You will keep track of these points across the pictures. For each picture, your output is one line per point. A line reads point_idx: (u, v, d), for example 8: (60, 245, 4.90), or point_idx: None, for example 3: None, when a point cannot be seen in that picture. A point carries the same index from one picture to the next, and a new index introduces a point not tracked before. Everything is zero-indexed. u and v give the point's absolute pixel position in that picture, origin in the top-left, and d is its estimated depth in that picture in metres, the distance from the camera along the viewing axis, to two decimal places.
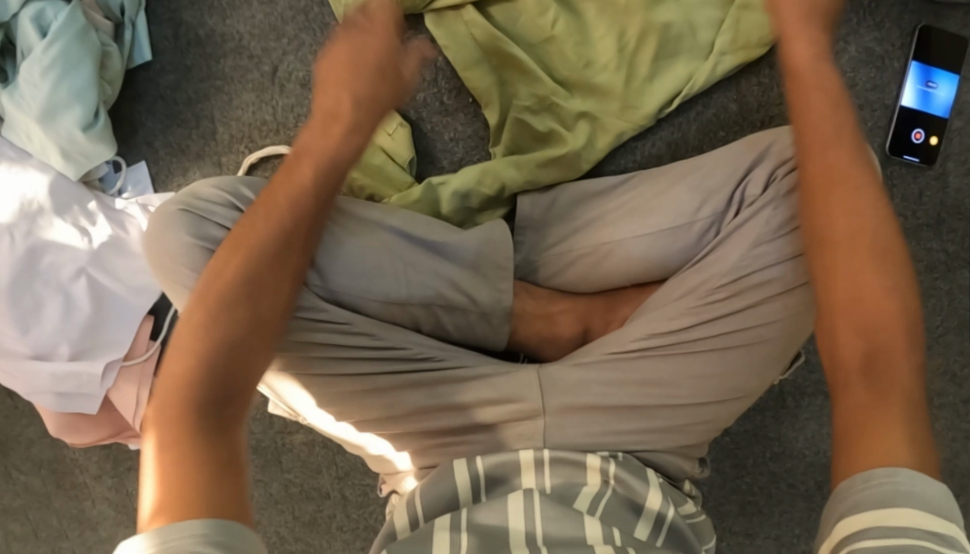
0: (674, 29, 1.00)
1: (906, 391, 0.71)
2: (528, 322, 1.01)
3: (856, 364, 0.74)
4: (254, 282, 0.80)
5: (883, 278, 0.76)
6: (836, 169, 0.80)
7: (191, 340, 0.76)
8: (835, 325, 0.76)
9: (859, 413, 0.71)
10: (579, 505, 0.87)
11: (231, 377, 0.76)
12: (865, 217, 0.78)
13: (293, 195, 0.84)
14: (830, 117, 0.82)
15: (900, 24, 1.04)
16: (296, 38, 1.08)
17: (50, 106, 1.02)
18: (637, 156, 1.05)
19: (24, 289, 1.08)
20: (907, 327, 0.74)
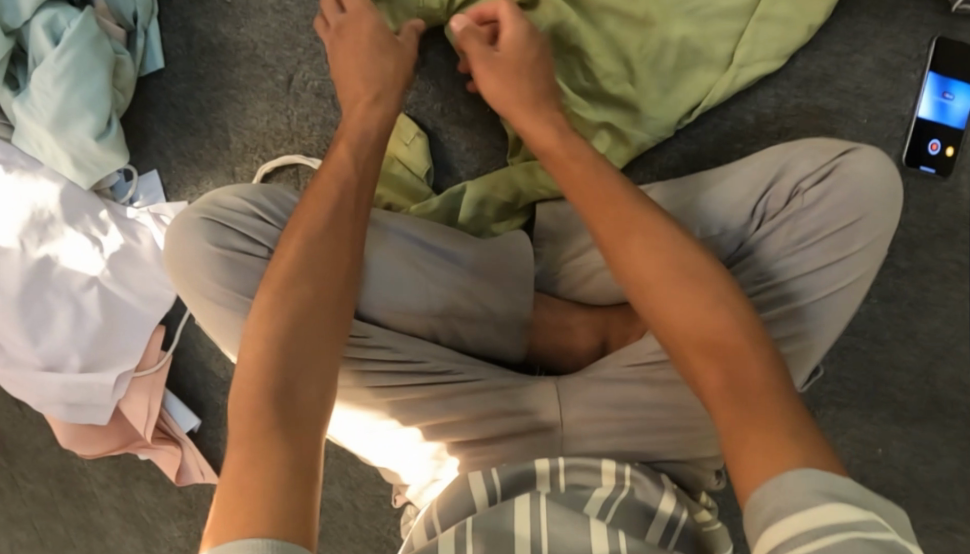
0: (692, 42, 1.01)
1: (777, 396, 0.70)
2: (547, 334, 1.02)
3: (715, 380, 0.72)
4: (314, 284, 0.81)
5: (716, 301, 0.76)
6: (628, 213, 0.82)
7: (260, 346, 0.76)
8: (691, 360, 0.75)
9: (748, 435, 0.68)
10: (590, 509, 0.86)
11: (300, 379, 0.75)
12: (661, 244, 0.80)
13: (339, 198, 0.86)
14: (587, 172, 0.86)
15: (916, 36, 1.05)
16: (311, 47, 1.07)
17: (62, 114, 1.01)
18: (655, 168, 1.06)
19: (35, 298, 1.07)
20: (746, 335, 0.74)
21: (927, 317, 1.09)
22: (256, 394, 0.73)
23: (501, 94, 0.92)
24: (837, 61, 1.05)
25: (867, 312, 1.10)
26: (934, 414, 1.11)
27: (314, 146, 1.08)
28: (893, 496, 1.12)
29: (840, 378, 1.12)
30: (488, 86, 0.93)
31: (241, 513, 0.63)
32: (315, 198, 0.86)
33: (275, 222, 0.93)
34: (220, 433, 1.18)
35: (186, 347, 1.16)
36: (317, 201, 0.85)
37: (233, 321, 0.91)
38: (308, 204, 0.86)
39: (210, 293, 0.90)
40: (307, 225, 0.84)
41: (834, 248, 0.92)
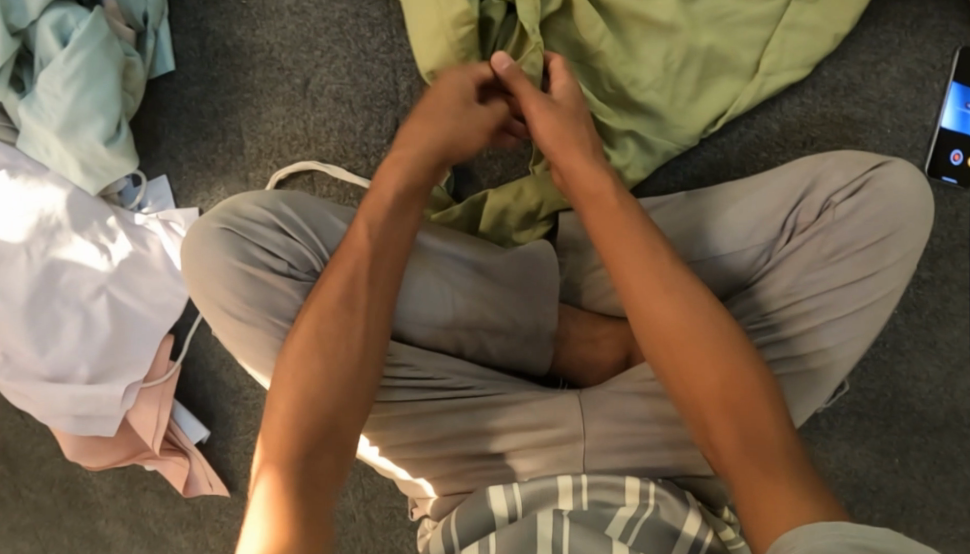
0: (718, 51, 1.00)
1: (791, 458, 0.74)
2: (573, 346, 1.03)
3: (728, 442, 0.76)
4: (340, 358, 0.82)
5: (738, 358, 0.79)
6: (649, 266, 0.83)
7: (284, 419, 0.78)
8: (707, 415, 0.78)
9: (761, 490, 0.72)
10: (611, 529, 0.87)
11: (321, 455, 0.78)
12: (684, 296, 0.81)
13: (373, 264, 0.85)
14: (616, 220, 0.86)
15: (941, 46, 1.04)
16: (329, 50, 1.05)
17: (70, 119, 0.98)
18: (679, 176, 1.06)
19: (42, 308, 1.04)
20: (760, 396, 0.77)
21: (946, 328, 1.09)
22: (279, 471, 0.76)
23: (552, 141, 0.91)
24: (863, 70, 1.04)
25: (888, 322, 1.10)
26: (952, 424, 1.11)
27: (331, 152, 1.05)
28: (911, 506, 1.12)
29: (860, 389, 1.11)
30: (541, 127, 0.91)
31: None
32: (342, 263, 0.85)
33: (297, 233, 0.89)
34: (230, 445, 1.15)
35: (197, 357, 1.13)
36: (346, 263, 0.84)
37: (250, 336, 0.88)
38: (337, 268, 0.85)
39: (228, 306, 0.88)
40: (338, 293, 0.84)
41: (866, 263, 0.92)
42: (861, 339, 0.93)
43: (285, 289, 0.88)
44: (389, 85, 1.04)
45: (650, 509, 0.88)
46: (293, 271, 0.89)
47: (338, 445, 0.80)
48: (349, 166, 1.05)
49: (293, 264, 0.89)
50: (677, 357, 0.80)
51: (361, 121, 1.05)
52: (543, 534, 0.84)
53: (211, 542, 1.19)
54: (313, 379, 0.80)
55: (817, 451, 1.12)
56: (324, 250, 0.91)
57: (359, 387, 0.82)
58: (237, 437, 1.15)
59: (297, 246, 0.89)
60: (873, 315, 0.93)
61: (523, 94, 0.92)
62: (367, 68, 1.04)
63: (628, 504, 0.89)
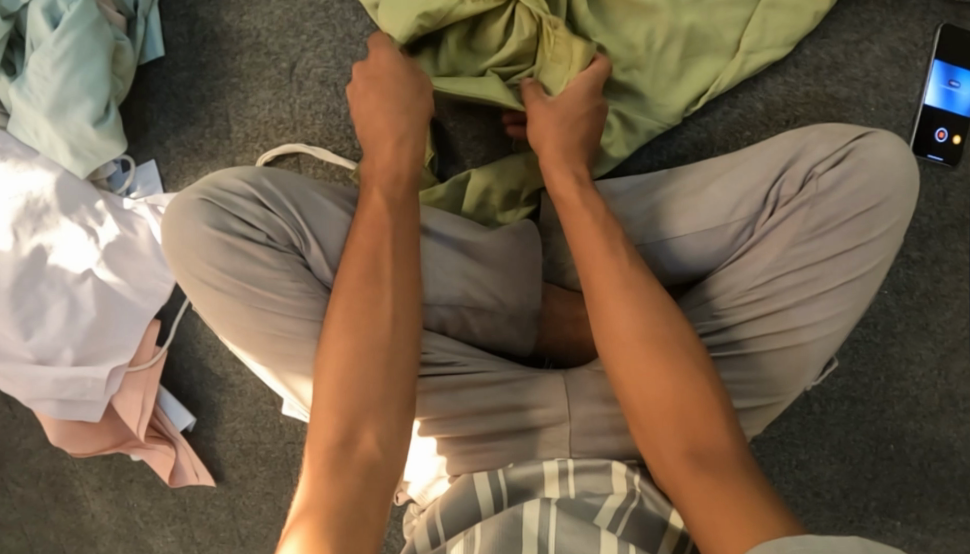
0: (700, 29, 1.00)
1: (741, 465, 0.79)
2: (557, 326, 1.02)
3: (686, 456, 0.80)
4: (364, 340, 0.84)
5: (700, 383, 0.83)
6: (617, 283, 0.87)
7: (328, 401, 0.82)
8: (654, 424, 0.83)
9: (705, 505, 0.76)
10: (601, 521, 0.86)
11: (360, 417, 0.82)
12: (641, 314, 0.86)
13: (376, 245, 0.87)
14: (592, 226, 0.91)
15: (923, 24, 1.04)
16: (314, 34, 1.06)
17: (59, 100, 0.99)
18: (663, 156, 1.06)
19: (27, 290, 1.04)
20: (713, 413, 0.82)
21: (939, 309, 1.08)
22: (321, 445, 0.80)
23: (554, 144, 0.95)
24: (846, 49, 1.05)
25: (880, 303, 1.08)
26: (948, 408, 1.09)
27: (317, 135, 1.07)
28: (908, 494, 1.10)
29: (853, 372, 1.09)
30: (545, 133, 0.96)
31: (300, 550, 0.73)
32: (356, 251, 0.87)
33: (275, 207, 0.89)
34: (216, 434, 1.14)
35: (183, 345, 1.12)
36: (359, 256, 0.87)
37: (229, 307, 0.88)
38: (349, 262, 0.87)
39: (207, 277, 0.88)
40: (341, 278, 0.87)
41: (852, 235, 0.92)
42: (845, 315, 0.93)
43: (264, 259, 0.87)
44: None
45: (636, 500, 0.88)
46: (272, 244, 0.88)
47: (381, 415, 0.83)
48: (335, 148, 1.07)
49: (272, 236, 0.88)
50: (643, 371, 0.84)
51: (346, 103, 1.06)
52: (529, 527, 0.83)
53: (197, 535, 1.17)
54: (328, 360, 0.84)
55: (810, 438, 1.10)
56: (305, 225, 0.90)
57: (373, 347, 0.84)
58: (223, 425, 1.14)
59: (276, 219, 0.88)
60: (861, 289, 0.93)
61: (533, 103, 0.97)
62: (352, 51, 1.06)
63: (617, 495, 0.88)
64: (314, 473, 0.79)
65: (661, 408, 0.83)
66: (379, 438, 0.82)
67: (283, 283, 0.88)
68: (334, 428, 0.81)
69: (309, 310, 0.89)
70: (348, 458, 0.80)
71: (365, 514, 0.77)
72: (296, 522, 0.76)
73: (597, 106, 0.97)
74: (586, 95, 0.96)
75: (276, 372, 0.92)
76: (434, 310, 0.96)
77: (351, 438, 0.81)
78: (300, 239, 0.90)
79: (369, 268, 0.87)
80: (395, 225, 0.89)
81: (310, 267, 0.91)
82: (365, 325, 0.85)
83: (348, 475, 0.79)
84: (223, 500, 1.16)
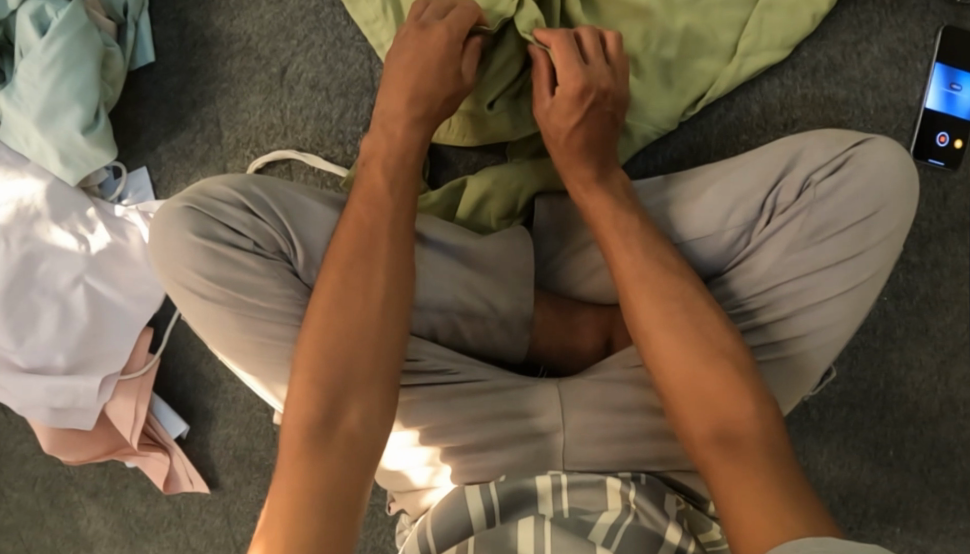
0: (695, 32, 0.99)
1: (767, 448, 0.78)
2: (550, 331, 1.00)
3: (715, 441, 0.79)
4: (351, 316, 0.83)
5: (726, 365, 0.83)
6: (639, 269, 0.88)
7: (314, 364, 0.80)
8: (681, 406, 0.83)
9: (740, 487, 0.75)
10: (595, 536, 0.86)
11: (348, 387, 0.80)
12: (664, 303, 0.86)
13: (370, 226, 0.86)
14: (607, 212, 0.92)
15: (922, 25, 1.03)
16: (305, 38, 1.05)
17: (49, 106, 0.99)
18: (659, 161, 1.05)
19: (19, 297, 1.03)
20: (741, 391, 0.81)
21: (939, 314, 1.07)
22: (300, 417, 0.78)
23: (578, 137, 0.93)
24: (845, 51, 1.03)
25: (879, 308, 1.07)
26: (948, 414, 1.08)
27: (308, 141, 1.06)
28: (907, 500, 1.09)
29: (851, 378, 1.08)
30: (555, 130, 0.94)
31: (276, 524, 0.72)
32: (348, 233, 0.86)
33: (262, 213, 0.88)
34: (210, 440, 1.14)
35: (176, 351, 1.12)
36: (357, 228, 0.86)
37: (217, 315, 0.87)
38: (344, 234, 0.86)
39: (194, 285, 0.87)
40: (339, 247, 0.86)
41: (849, 244, 0.91)
42: (844, 322, 0.92)
43: (250, 267, 0.87)
44: (365, 72, 1.05)
45: (630, 515, 0.87)
46: (259, 251, 0.88)
47: (366, 393, 0.81)
48: (326, 154, 1.06)
49: (259, 243, 0.88)
50: (666, 353, 0.85)
51: (337, 108, 1.05)
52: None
53: (191, 542, 1.17)
54: (320, 328, 0.82)
55: (809, 444, 1.09)
56: (292, 232, 0.89)
57: (363, 320, 0.83)
58: (217, 432, 1.13)
59: (264, 226, 0.87)
60: (859, 297, 0.92)
61: (539, 89, 0.94)
62: (342, 55, 1.05)
63: (611, 510, 0.88)
64: (293, 444, 0.77)
65: (687, 392, 0.83)
66: (363, 417, 0.80)
67: (271, 290, 0.87)
68: (318, 392, 0.79)
69: (299, 316, 0.88)
70: (331, 423, 0.78)
71: (345, 491, 0.75)
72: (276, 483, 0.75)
73: (592, 105, 0.92)
74: (575, 99, 0.91)
75: (265, 382, 0.91)
76: (424, 317, 0.95)
77: (334, 404, 0.79)
78: (287, 245, 0.89)
79: (366, 244, 0.85)
80: (394, 193, 0.88)
81: (298, 274, 0.90)
82: (356, 296, 0.83)
83: (329, 442, 0.78)
84: (217, 506, 1.15)
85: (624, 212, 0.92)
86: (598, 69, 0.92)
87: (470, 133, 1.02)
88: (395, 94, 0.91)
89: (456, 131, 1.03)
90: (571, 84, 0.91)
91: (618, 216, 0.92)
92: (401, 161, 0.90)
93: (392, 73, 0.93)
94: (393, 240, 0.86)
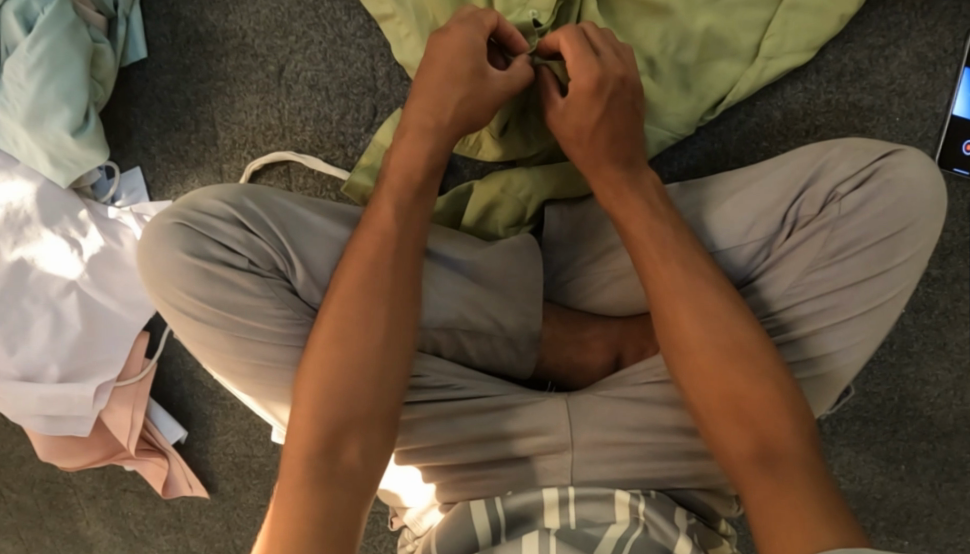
0: (715, 33, 0.94)
1: (805, 465, 0.75)
2: (558, 349, 0.97)
3: (749, 455, 0.77)
4: (352, 360, 0.80)
5: (768, 382, 0.79)
6: (678, 276, 0.84)
7: (314, 399, 0.78)
8: (716, 419, 0.80)
9: (774, 504, 0.73)
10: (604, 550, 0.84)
11: (350, 423, 0.78)
12: (702, 311, 0.82)
13: (373, 267, 0.82)
14: (640, 212, 0.87)
15: (953, 28, 0.98)
16: (303, 35, 1.00)
17: (36, 108, 0.94)
18: (674, 168, 1.02)
19: (11, 305, 1.00)
20: (780, 408, 0.78)
21: (958, 329, 1.03)
22: (300, 454, 0.77)
23: (610, 131, 0.87)
24: (871, 55, 0.99)
25: (896, 322, 1.04)
26: (962, 430, 1.05)
27: (307, 143, 1.02)
28: (917, 514, 1.07)
29: (865, 392, 1.06)
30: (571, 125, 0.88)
31: None
32: (353, 268, 0.82)
33: (258, 229, 0.84)
34: (208, 446, 1.11)
35: (172, 356, 1.10)
36: (367, 252, 0.83)
37: (210, 336, 0.85)
38: (352, 259, 0.83)
39: (186, 305, 0.84)
40: (345, 276, 0.82)
41: (873, 262, 0.86)
42: (866, 342, 0.88)
43: (246, 287, 0.84)
44: (367, 71, 1.00)
45: (640, 527, 0.85)
46: (254, 269, 0.84)
47: (365, 429, 0.79)
48: (326, 157, 1.02)
49: (255, 261, 0.84)
50: (699, 369, 0.81)
51: (337, 109, 1.01)
52: None
53: (192, 545, 1.15)
54: (324, 362, 0.80)
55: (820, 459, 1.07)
56: (289, 249, 0.86)
57: (371, 355, 0.80)
58: (215, 438, 1.11)
59: (258, 242, 0.84)
60: (882, 317, 0.88)
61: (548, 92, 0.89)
62: (343, 53, 1.00)
63: (619, 523, 0.86)
64: (293, 481, 0.75)
65: (724, 406, 0.80)
66: (361, 454, 0.78)
67: (266, 310, 0.84)
68: (320, 426, 0.78)
69: (297, 337, 0.86)
70: (332, 457, 0.77)
71: (343, 530, 0.73)
72: (275, 517, 0.73)
73: (612, 94, 0.86)
74: (592, 93, 0.85)
75: (263, 400, 0.90)
76: (427, 334, 0.92)
77: (335, 439, 0.78)
78: (283, 262, 0.86)
79: (372, 272, 0.82)
80: (406, 216, 0.84)
81: (297, 292, 0.87)
82: (362, 330, 0.81)
83: (331, 476, 0.76)
84: (217, 511, 1.14)
85: (659, 211, 0.87)
86: (611, 59, 0.87)
87: (482, 147, 0.99)
88: (416, 112, 0.86)
89: (473, 142, 0.99)
90: (584, 76, 0.85)
91: (650, 214, 0.87)
92: (407, 178, 0.85)
93: (427, 65, 0.86)
94: (401, 268, 0.83)
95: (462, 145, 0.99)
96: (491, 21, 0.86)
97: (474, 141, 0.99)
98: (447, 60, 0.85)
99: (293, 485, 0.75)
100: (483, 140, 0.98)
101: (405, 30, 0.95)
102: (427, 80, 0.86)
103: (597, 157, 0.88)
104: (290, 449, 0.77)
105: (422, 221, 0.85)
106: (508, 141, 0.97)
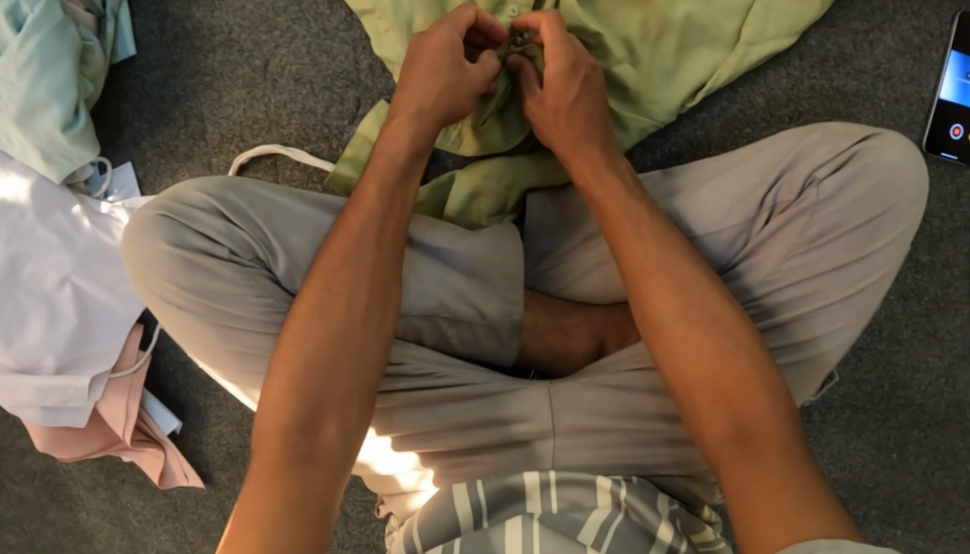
0: (695, 19, 0.94)
1: (783, 447, 0.74)
2: (539, 336, 0.97)
3: (728, 437, 0.76)
4: (332, 342, 0.80)
5: (747, 363, 0.78)
6: (656, 261, 0.82)
7: (292, 377, 0.79)
8: (696, 400, 0.78)
9: (752, 487, 0.73)
10: (585, 536, 0.83)
11: (328, 403, 0.79)
12: (684, 292, 0.81)
13: (354, 251, 0.83)
14: (617, 198, 0.85)
15: (938, 12, 0.98)
16: (288, 29, 1.02)
17: (27, 106, 0.96)
18: (657, 155, 1.01)
19: (6, 299, 1.02)
20: (759, 388, 0.77)
21: (948, 315, 1.03)
22: (278, 433, 0.77)
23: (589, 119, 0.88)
24: (855, 40, 0.99)
25: (885, 309, 1.03)
26: (954, 418, 1.04)
27: (292, 136, 1.03)
28: (909, 503, 1.05)
29: (856, 380, 1.05)
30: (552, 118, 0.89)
31: (250, 537, 0.71)
32: (334, 251, 0.83)
33: (238, 220, 0.86)
34: (204, 436, 1.13)
35: (166, 348, 1.12)
36: (350, 235, 0.83)
37: (193, 325, 0.86)
38: (336, 241, 0.84)
39: (169, 295, 0.85)
40: (327, 256, 0.83)
41: (852, 246, 0.86)
42: (849, 328, 0.87)
43: (227, 276, 0.85)
44: (350, 64, 1.02)
45: (621, 512, 0.84)
46: (236, 258, 0.86)
47: (342, 410, 0.79)
48: (311, 149, 1.03)
49: (235, 251, 0.86)
50: (680, 351, 0.79)
51: (322, 102, 1.02)
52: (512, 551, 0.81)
53: (188, 535, 1.17)
54: (303, 343, 0.80)
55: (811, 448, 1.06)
56: (269, 238, 0.87)
57: (351, 336, 0.81)
58: (210, 428, 1.13)
59: (239, 233, 0.86)
60: (865, 302, 0.87)
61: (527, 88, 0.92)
62: (326, 47, 1.02)
63: (602, 508, 0.85)
64: (271, 458, 0.76)
65: (704, 388, 0.78)
66: (338, 434, 0.79)
67: (247, 298, 0.86)
68: (298, 404, 0.78)
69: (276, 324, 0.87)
70: (309, 436, 0.77)
71: (318, 511, 0.74)
72: (251, 494, 0.74)
73: (584, 76, 0.88)
74: (570, 72, 0.87)
75: (246, 388, 0.90)
76: (408, 321, 0.92)
77: (313, 418, 0.78)
78: (265, 252, 0.87)
79: (352, 255, 0.83)
80: (387, 202, 0.85)
81: (279, 280, 0.88)
82: (343, 312, 0.81)
83: (308, 455, 0.77)
84: (212, 500, 1.15)
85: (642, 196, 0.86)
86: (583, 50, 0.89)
87: (464, 140, 0.99)
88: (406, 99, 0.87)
89: (455, 137, 1.00)
90: (558, 62, 0.87)
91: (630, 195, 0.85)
92: (391, 163, 0.86)
93: (413, 59, 0.88)
94: (379, 250, 0.83)
95: (445, 141, 1.00)
96: (468, 17, 0.88)
97: (457, 136, 0.99)
98: (427, 54, 0.87)
99: (270, 463, 0.76)
100: (465, 135, 0.99)
101: (385, 24, 0.96)
102: (413, 69, 0.87)
103: (572, 151, 0.88)
104: (267, 426, 0.78)
105: (403, 208, 0.86)
106: (488, 134, 0.98)
